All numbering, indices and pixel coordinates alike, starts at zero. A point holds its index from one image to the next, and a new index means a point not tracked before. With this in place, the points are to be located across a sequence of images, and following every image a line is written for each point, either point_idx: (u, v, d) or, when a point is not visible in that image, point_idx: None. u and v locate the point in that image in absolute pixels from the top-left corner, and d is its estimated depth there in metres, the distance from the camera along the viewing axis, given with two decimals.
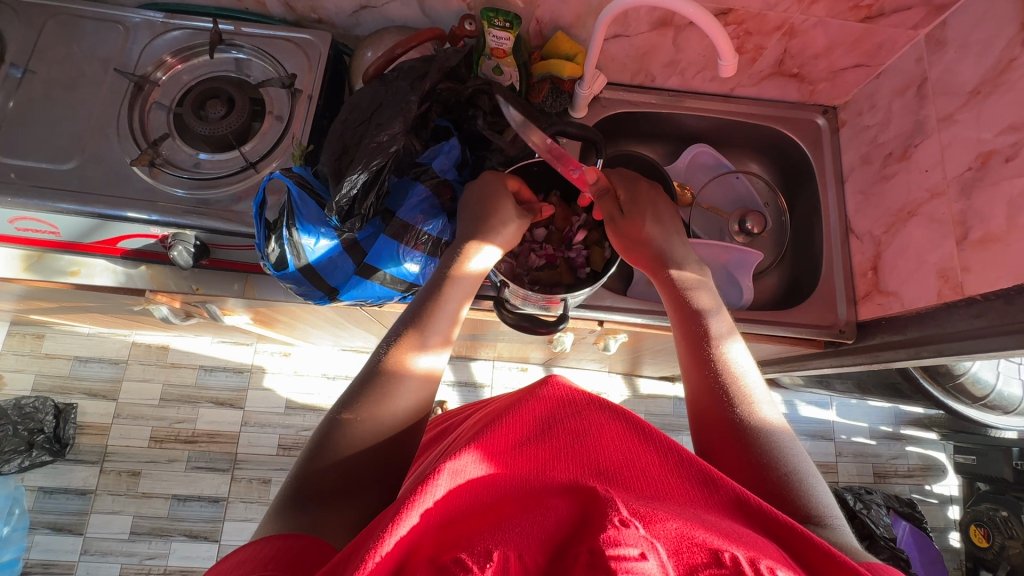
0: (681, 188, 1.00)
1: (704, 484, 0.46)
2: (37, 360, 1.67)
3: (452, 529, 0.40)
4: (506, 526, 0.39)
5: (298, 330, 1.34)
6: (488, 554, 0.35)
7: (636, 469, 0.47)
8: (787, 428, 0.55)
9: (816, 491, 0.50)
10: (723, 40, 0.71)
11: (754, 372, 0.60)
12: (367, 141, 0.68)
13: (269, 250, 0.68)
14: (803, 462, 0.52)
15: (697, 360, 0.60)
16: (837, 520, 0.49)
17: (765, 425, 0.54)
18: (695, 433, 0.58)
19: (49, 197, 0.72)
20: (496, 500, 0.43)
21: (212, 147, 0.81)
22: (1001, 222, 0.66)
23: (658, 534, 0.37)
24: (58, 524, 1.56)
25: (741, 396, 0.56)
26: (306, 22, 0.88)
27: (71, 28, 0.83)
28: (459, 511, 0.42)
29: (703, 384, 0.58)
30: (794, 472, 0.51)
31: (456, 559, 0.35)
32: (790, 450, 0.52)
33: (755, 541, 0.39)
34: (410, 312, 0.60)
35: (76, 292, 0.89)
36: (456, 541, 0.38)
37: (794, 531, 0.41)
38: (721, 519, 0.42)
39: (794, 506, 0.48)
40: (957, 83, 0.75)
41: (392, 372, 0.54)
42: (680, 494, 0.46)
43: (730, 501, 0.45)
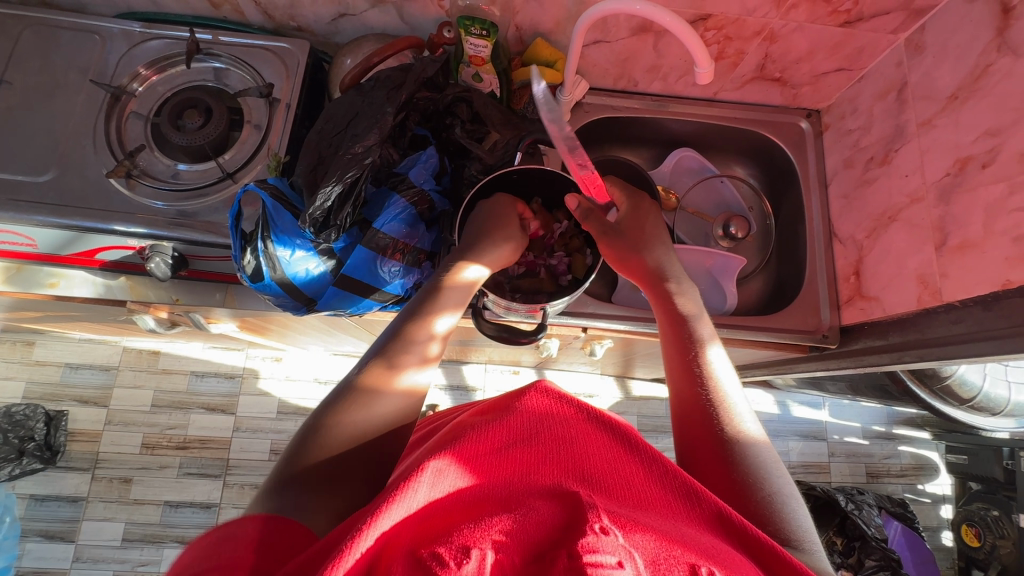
0: (666, 193, 1.00)
1: (687, 497, 0.46)
2: (27, 367, 1.67)
3: (432, 524, 0.39)
4: (487, 523, 0.38)
5: (287, 336, 1.33)
6: (467, 551, 0.35)
7: (620, 477, 0.47)
8: (769, 446, 0.54)
9: (796, 515, 0.49)
10: (698, 47, 0.70)
11: (737, 385, 0.60)
12: (342, 153, 0.68)
13: (245, 261, 0.67)
14: (786, 484, 0.51)
15: (686, 373, 0.60)
16: (815, 545, 0.48)
17: (748, 442, 0.53)
18: (679, 449, 0.57)
19: (25, 210, 0.72)
20: (479, 498, 0.42)
21: (190, 157, 0.80)
22: (978, 228, 0.66)
23: (637, 544, 0.37)
24: (50, 532, 1.56)
25: (726, 413, 0.56)
26: (285, 30, 0.88)
27: (48, 38, 0.82)
28: (439, 509, 0.41)
29: (692, 398, 0.58)
30: (777, 495, 0.50)
31: (433, 554, 0.35)
32: (774, 472, 0.51)
33: (732, 558, 0.39)
34: (395, 324, 0.60)
35: (58, 302, 0.89)
36: (435, 533, 0.38)
37: (776, 554, 0.41)
38: (701, 533, 0.42)
39: (773, 527, 0.47)
40: (935, 88, 0.74)
41: (372, 383, 0.54)
42: (661, 506, 0.45)
43: (711, 515, 0.44)
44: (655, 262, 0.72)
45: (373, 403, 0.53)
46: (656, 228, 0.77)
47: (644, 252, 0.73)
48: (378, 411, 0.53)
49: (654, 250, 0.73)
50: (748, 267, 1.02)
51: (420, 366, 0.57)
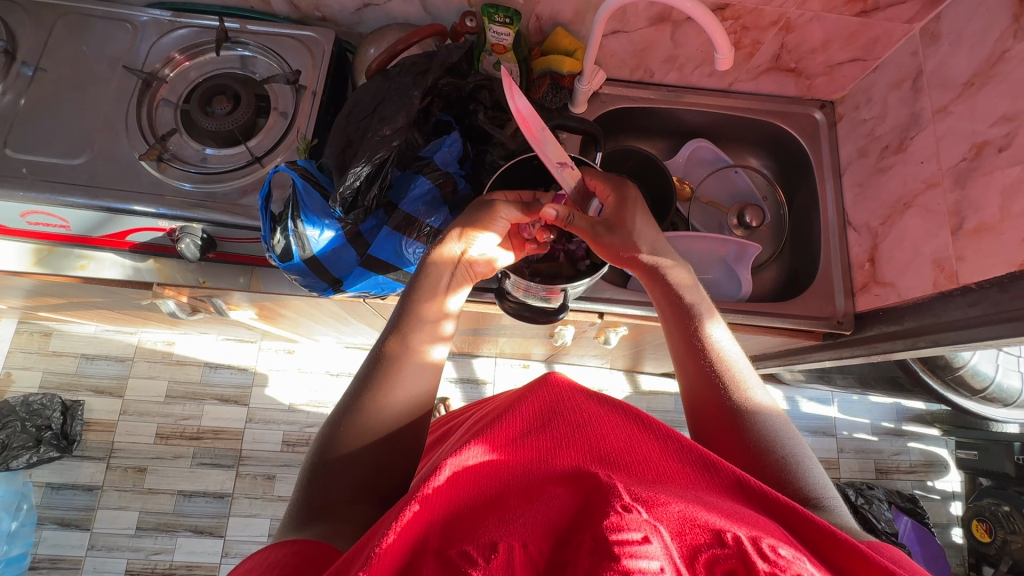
0: (681, 183, 1.01)
1: (704, 468, 0.47)
2: (45, 358, 1.69)
3: (455, 524, 0.40)
4: (509, 517, 0.40)
5: (302, 326, 1.35)
6: (494, 546, 0.36)
7: (637, 455, 0.49)
8: (783, 417, 0.56)
9: (811, 472, 0.52)
10: (719, 34, 0.72)
11: (741, 355, 0.61)
12: (370, 135, 0.70)
13: (275, 241, 0.70)
14: (798, 445, 0.54)
15: (691, 351, 0.60)
16: (835, 500, 0.51)
17: (764, 418, 0.55)
18: (692, 422, 0.59)
19: (59, 191, 0.73)
20: (499, 493, 0.44)
21: (218, 142, 0.82)
22: (995, 211, 0.67)
23: (661, 517, 0.38)
24: (65, 520, 1.58)
25: (735, 384, 0.57)
26: (310, 20, 0.90)
27: (81, 27, 0.84)
28: (464, 502, 0.43)
29: (699, 375, 0.58)
30: (790, 456, 0.53)
31: (461, 553, 0.36)
32: (786, 433, 0.54)
33: (755, 520, 0.40)
34: (400, 310, 0.63)
35: (85, 286, 0.91)
36: (462, 534, 0.39)
37: (796, 512, 0.42)
38: (722, 501, 0.43)
39: (793, 489, 0.50)
40: (951, 76, 0.76)
41: (393, 368, 0.58)
42: (682, 477, 0.46)
43: (730, 483, 0.46)
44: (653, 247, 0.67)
45: (395, 386, 0.57)
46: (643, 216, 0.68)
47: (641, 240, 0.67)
48: (400, 392, 0.57)
49: (649, 237, 0.67)
50: (763, 256, 1.03)
51: (430, 346, 0.61)
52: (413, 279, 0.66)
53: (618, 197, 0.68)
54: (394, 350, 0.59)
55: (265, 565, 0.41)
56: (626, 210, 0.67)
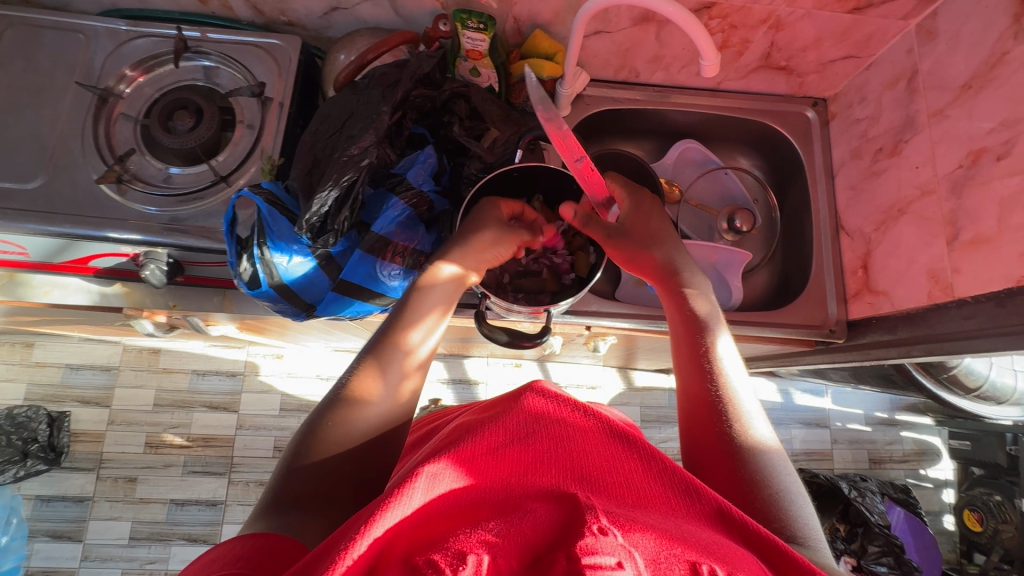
0: (670, 186, 0.97)
1: (686, 493, 0.46)
2: (27, 369, 1.66)
3: (431, 532, 0.38)
4: (484, 527, 0.38)
5: (288, 335, 1.32)
6: (463, 556, 0.34)
7: (619, 476, 0.47)
8: (779, 448, 0.54)
9: (801, 511, 0.49)
10: (705, 40, 0.68)
11: (744, 377, 0.59)
12: (338, 155, 0.66)
13: (240, 268, 0.66)
14: (792, 482, 0.51)
15: (695, 365, 0.59)
16: (821, 541, 0.48)
17: (757, 446, 0.52)
18: (685, 440, 0.57)
19: (12, 218, 0.69)
20: (477, 502, 0.42)
21: (182, 160, 0.78)
22: (992, 223, 0.64)
23: (637, 543, 0.36)
24: (58, 532, 1.57)
25: (735, 410, 0.55)
26: (275, 25, 0.85)
27: (32, 39, 0.80)
28: (438, 511, 0.41)
29: (701, 393, 0.57)
30: (783, 492, 0.50)
31: (428, 561, 0.34)
32: (781, 470, 0.51)
33: (734, 554, 0.38)
34: (381, 333, 0.59)
35: (53, 309, 0.87)
36: (430, 542, 0.36)
37: (776, 547, 0.40)
38: (702, 529, 0.42)
39: (780, 525, 0.47)
40: (947, 77, 0.72)
41: (362, 395, 0.54)
42: (661, 503, 0.45)
43: (710, 510, 0.44)
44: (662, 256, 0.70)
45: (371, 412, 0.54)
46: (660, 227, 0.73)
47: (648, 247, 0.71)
48: (370, 417, 0.54)
49: (663, 248, 0.70)
50: (754, 260, 1.00)
51: (403, 373, 0.57)
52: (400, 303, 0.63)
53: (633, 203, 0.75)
54: (366, 377, 0.55)
55: (226, 560, 0.38)
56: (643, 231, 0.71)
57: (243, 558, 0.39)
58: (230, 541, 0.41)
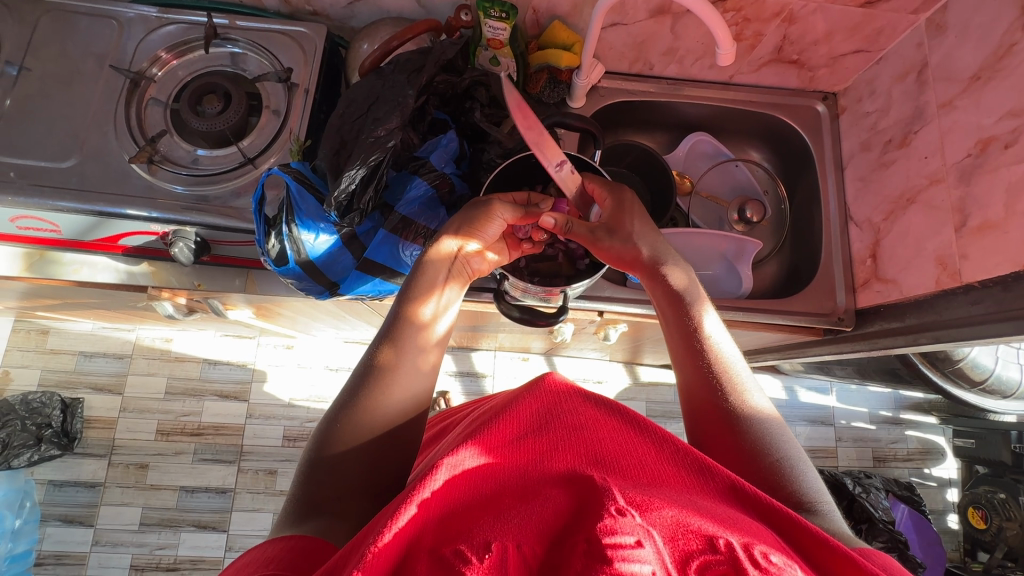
0: (679, 178, 1.00)
1: (698, 472, 0.47)
2: (42, 355, 1.68)
3: (453, 524, 0.40)
4: (505, 517, 0.40)
5: (301, 323, 1.35)
6: (487, 546, 0.36)
7: (633, 458, 0.48)
8: (777, 415, 0.56)
9: (806, 476, 0.52)
10: (721, 28, 0.70)
11: (734, 348, 0.61)
12: (365, 136, 0.68)
13: (269, 246, 0.69)
14: (793, 449, 0.53)
15: (689, 351, 0.60)
16: (828, 504, 0.51)
17: (758, 418, 0.54)
18: (687, 421, 0.59)
19: (48, 195, 0.72)
20: (496, 494, 0.44)
21: (210, 143, 0.81)
22: (1000, 210, 0.66)
23: (654, 522, 0.38)
24: (69, 517, 1.59)
25: (733, 385, 0.57)
26: (301, 14, 0.88)
27: (66, 24, 0.82)
28: (459, 502, 0.43)
29: (697, 375, 0.58)
30: (785, 459, 0.52)
31: (455, 551, 0.36)
32: (782, 437, 0.54)
33: (748, 526, 0.40)
34: (396, 308, 0.61)
35: (79, 289, 0.90)
36: (454, 535, 0.38)
37: (788, 517, 0.42)
38: (717, 505, 0.43)
39: (787, 492, 0.50)
40: (956, 69, 0.74)
41: (388, 367, 0.56)
42: (676, 482, 0.46)
43: (724, 488, 0.46)
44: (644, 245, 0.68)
45: (396, 386, 0.56)
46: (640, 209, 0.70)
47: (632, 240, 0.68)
48: (397, 389, 0.56)
49: (646, 236, 0.68)
50: (763, 251, 1.03)
51: (423, 347, 0.59)
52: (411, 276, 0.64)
53: (616, 201, 0.70)
54: (388, 350, 0.58)
55: (259, 562, 0.40)
56: (625, 219, 0.68)
57: (275, 559, 0.41)
58: (258, 548, 0.43)
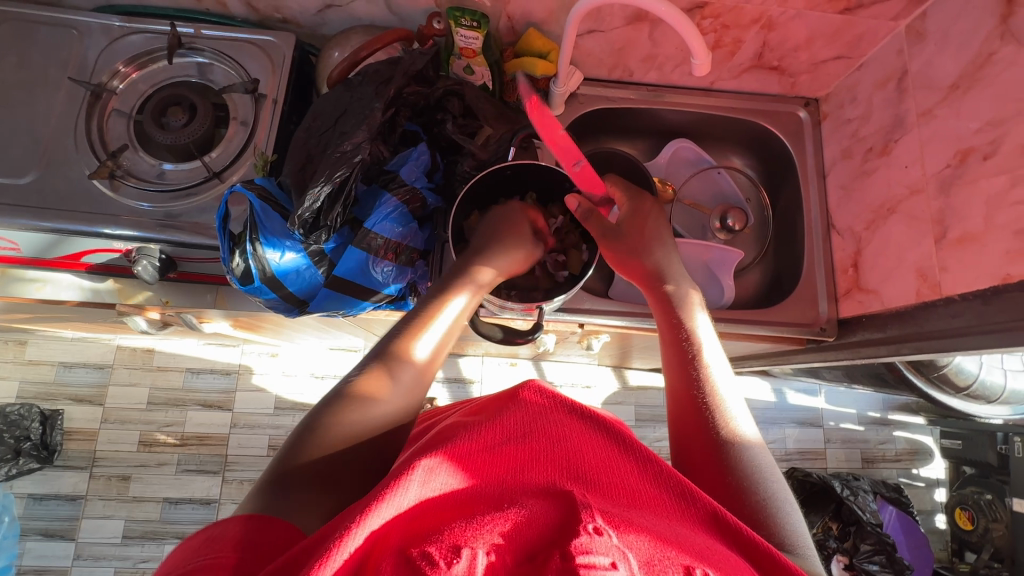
0: (662, 184, 0.98)
1: (681, 496, 0.46)
2: (21, 366, 1.65)
3: (424, 522, 0.38)
4: (478, 521, 0.38)
5: (282, 332, 1.32)
6: (458, 550, 0.35)
7: (615, 476, 0.47)
8: (766, 454, 0.53)
9: (790, 519, 0.48)
10: (695, 39, 0.68)
11: (732, 379, 0.59)
12: (331, 151, 0.66)
13: (234, 264, 0.66)
14: (779, 489, 0.50)
15: (683, 371, 0.59)
16: (810, 551, 0.46)
17: (746, 450, 0.52)
18: (673, 449, 0.56)
19: (7, 213, 0.70)
20: (469, 497, 0.42)
21: (175, 156, 0.78)
22: (979, 222, 0.65)
23: (631, 544, 0.37)
24: (50, 530, 1.56)
25: (721, 412, 0.54)
26: (270, 22, 0.85)
27: (25, 34, 0.79)
28: (433, 505, 0.41)
29: (688, 396, 0.56)
30: (771, 498, 0.49)
31: (423, 554, 0.34)
32: (769, 475, 0.50)
33: (727, 560, 0.39)
34: (391, 333, 0.60)
35: (45, 306, 0.87)
36: (424, 531, 0.37)
37: (769, 557, 0.41)
38: (696, 533, 0.42)
39: (768, 530, 0.46)
40: (936, 77, 0.73)
41: (374, 391, 0.54)
42: (655, 505, 0.45)
43: (705, 515, 0.44)
44: (654, 266, 0.70)
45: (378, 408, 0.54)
46: (658, 228, 0.74)
47: (644, 255, 0.70)
48: (372, 416, 0.53)
49: (657, 251, 0.71)
50: (746, 259, 1.01)
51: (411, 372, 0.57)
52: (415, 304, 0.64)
53: (632, 208, 0.75)
54: (374, 374, 0.55)
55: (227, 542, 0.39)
56: (636, 222, 0.73)
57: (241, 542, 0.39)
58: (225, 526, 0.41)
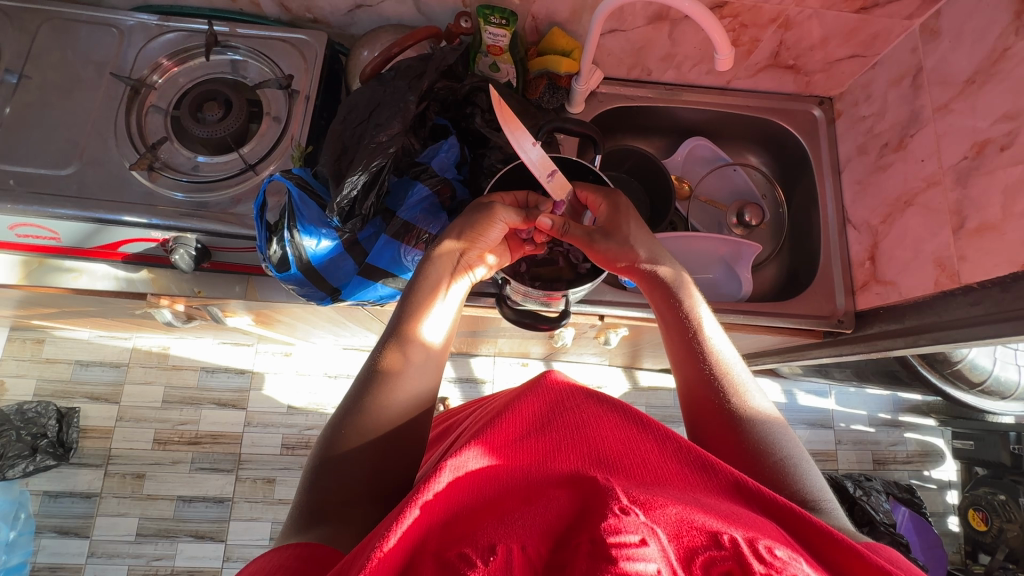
0: (678, 181, 1.02)
1: (702, 469, 0.46)
2: (38, 365, 1.67)
3: (455, 527, 0.39)
4: (508, 519, 0.39)
5: (299, 329, 1.34)
6: (492, 549, 0.35)
7: (636, 457, 0.47)
8: (779, 417, 0.56)
9: (808, 475, 0.52)
10: (719, 33, 0.71)
11: (736, 356, 0.60)
12: (367, 142, 0.69)
13: (271, 251, 0.68)
14: (796, 448, 0.54)
15: (689, 353, 0.59)
16: (830, 503, 0.51)
17: (759, 417, 0.55)
18: (688, 421, 0.59)
19: (48, 203, 0.72)
20: (497, 495, 0.43)
21: (210, 150, 0.81)
22: (997, 211, 0.67)
23: (659, 519, 0.37)
24: (64, 528, 1.57)
25: (732, 387, 0.57)
26: (301, 22, 0.88)
27: (66, 32, 0.82)
28: (462, 505, 0.42)
29: (698, 375, 0.58)
30: (788, 458, 0.52)
31: (460, 555, 0.35)
32: (783, 436, 0.54)
33: (752, 520, 0.39)
34: (396, 318, 0.61)
35: (76, 297, 0.89)
36: (461, 536, 0.37)
37: (794, 512, 0.41)
38: (721, 502, 0.42)
39: (791, 490, 0.50)
40: (951, 73, 0.75)
41: (393, 370, 0.55)
42: (679, 480, 0.45)
43: (728, 485, 0.45)
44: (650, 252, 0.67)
45: (399, 390, 0.55)
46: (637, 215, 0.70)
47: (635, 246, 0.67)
48: (392, 399, 0.54)
49: (647, 240, 0.68)
50: (763, 254, 1.03)
51: (427, 351, 0.58)
52: (411, 283, 0.64)
53: (611, 205, 0.69)
54: (392, 356, 0.57)
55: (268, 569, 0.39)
56: (621, 217, 0.68)
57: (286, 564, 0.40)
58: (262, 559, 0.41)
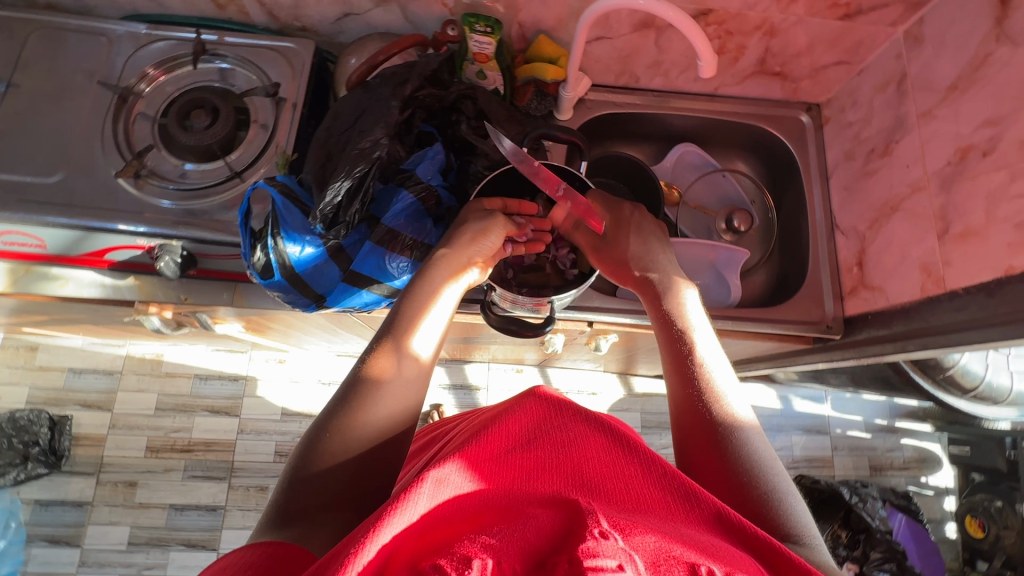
0: (669, 187, 1.00)
1: (684, 497, 0.46)
2: (31, 372, 1.66)
3: (430, 537, 0.38)
4: (488, 532, 0.38)
5: (291, 336, 1.34)
6: (469, 561, 0.34)
7: (618, 481, 0.47)
8: (771, 452, 0.54)
9: (794, 510, 0.50)
10: (701, 40, 0.71)
11: (733, 381, 0.59)
12: (351, 148, 0.69)
13: (255, 258, 0.69)
14: (784, 482, 0.52)
15: (680, 373, 0.59)
16: (815, 540, 0.49)
17: (750, 447, 0.53)
18: (675, 442, 0.57)
19: (35, 210, 0.72)
20: (478, 509, 0.42)
21: (197, 157, 0.81)
22: (981, 216, 0.67)
23: (637, 546, 0.36)
24: (56, 537, 1.55)
25: (723, 411, 0.55)
26: (289, 30, 0.89)
27: (55, 41, 0.83)
28: (441, 518, 0.41)
29: (685, 396, 0.57)
30: (773, 492, 0.50)
31: (434, 565, 0.33)
32: (771, 470, 0.52)
33: (733, 556, 0.39)
34: (389, 322, 0.60)
35: (64, 305, 0.88)
36: (436, 546, 0.37)
37: (774, 549, 0.41)
38: (700, 533, 0.42)
39: (774, 524, 0.48)
40: (934, 79, 0.76)
41: (381, 376, 0.55)
42: (660, 508, 0.45)
43: (709, 516, 0.44)
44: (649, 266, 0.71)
45: (386, 399, 0.54)
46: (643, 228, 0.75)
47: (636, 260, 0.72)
48: (379, 406, 0.53)
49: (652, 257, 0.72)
50: (752, 260, 1.03)
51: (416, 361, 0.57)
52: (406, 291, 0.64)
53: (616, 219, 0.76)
54: (383, 362, 0.56)
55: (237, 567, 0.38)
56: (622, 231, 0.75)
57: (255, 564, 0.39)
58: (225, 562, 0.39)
